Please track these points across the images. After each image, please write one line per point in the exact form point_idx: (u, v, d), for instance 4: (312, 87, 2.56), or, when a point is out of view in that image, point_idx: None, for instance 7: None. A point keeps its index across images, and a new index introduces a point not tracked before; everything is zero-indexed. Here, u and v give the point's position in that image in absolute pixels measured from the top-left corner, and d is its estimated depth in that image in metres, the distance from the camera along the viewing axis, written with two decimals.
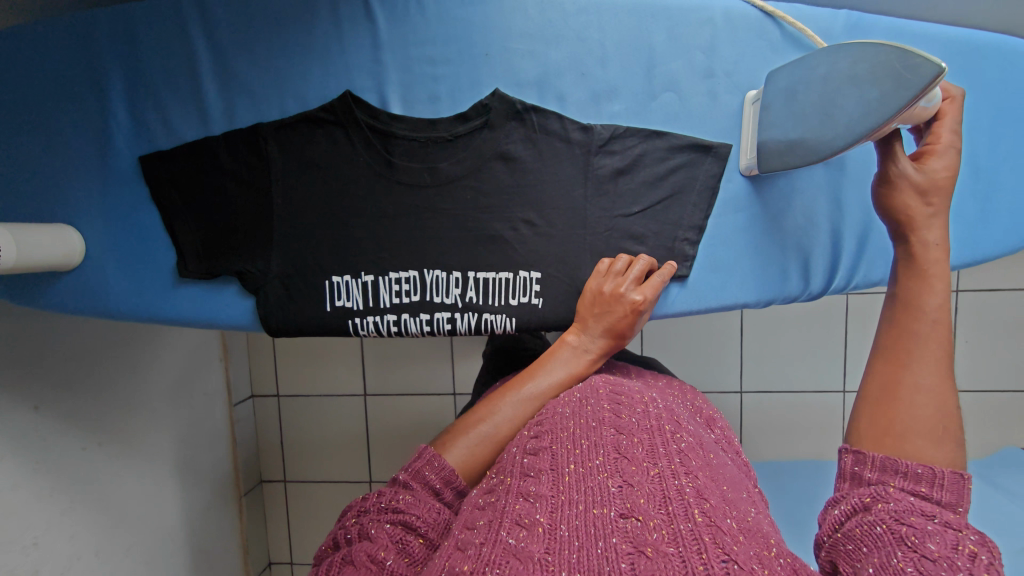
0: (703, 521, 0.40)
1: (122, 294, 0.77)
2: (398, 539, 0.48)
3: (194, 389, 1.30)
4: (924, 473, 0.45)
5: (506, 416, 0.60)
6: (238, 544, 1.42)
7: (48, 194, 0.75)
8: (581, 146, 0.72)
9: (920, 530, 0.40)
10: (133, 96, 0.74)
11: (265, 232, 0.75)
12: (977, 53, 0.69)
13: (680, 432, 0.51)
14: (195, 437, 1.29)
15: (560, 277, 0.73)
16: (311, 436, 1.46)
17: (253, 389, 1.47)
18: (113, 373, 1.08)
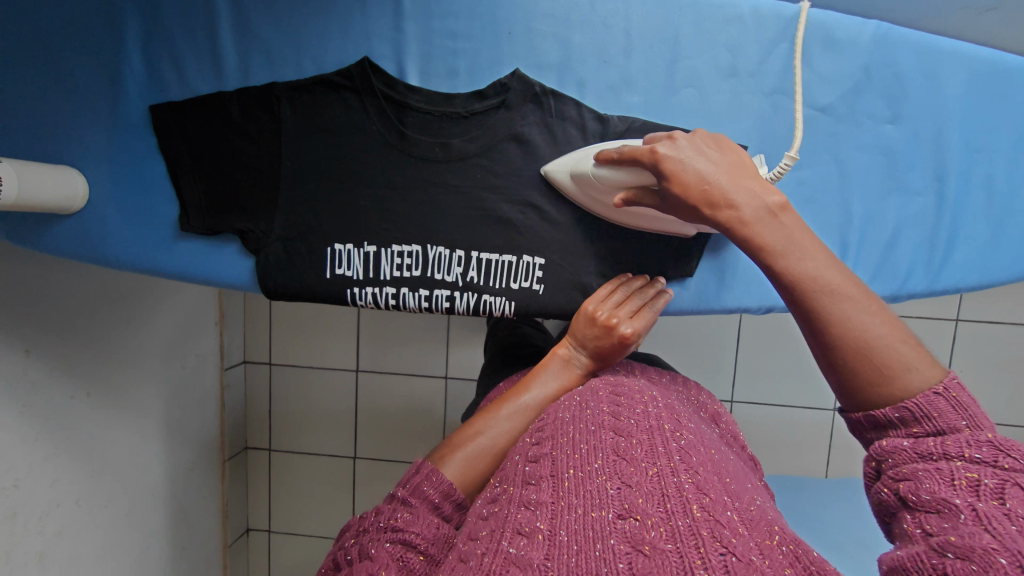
0: (702, 516, 0.39)
1: (124, 244, 0.77)
2: (398, 557, 0.47)
3: (187, 349, 1.29)
4: (906, 414, 0.42)
5: (500, 432, 0.59)
6: (218, 506, 1.43)
7: (55, 134, 0.74)
8: (594, 136, 0.70)
9: (913, 483, 0.38)
10: (148, 42, 0.73)
11: (271, 193, 0.74)
12: (1005, 76, 0.68)
13: (681, 430, 0.49)
14: (184, 397, 1.29)
15: (563, 265, 0.73)
16: (299, 407, 1.46)
17: (246, 354, 1.47)
18: (107, 326, 1.07)
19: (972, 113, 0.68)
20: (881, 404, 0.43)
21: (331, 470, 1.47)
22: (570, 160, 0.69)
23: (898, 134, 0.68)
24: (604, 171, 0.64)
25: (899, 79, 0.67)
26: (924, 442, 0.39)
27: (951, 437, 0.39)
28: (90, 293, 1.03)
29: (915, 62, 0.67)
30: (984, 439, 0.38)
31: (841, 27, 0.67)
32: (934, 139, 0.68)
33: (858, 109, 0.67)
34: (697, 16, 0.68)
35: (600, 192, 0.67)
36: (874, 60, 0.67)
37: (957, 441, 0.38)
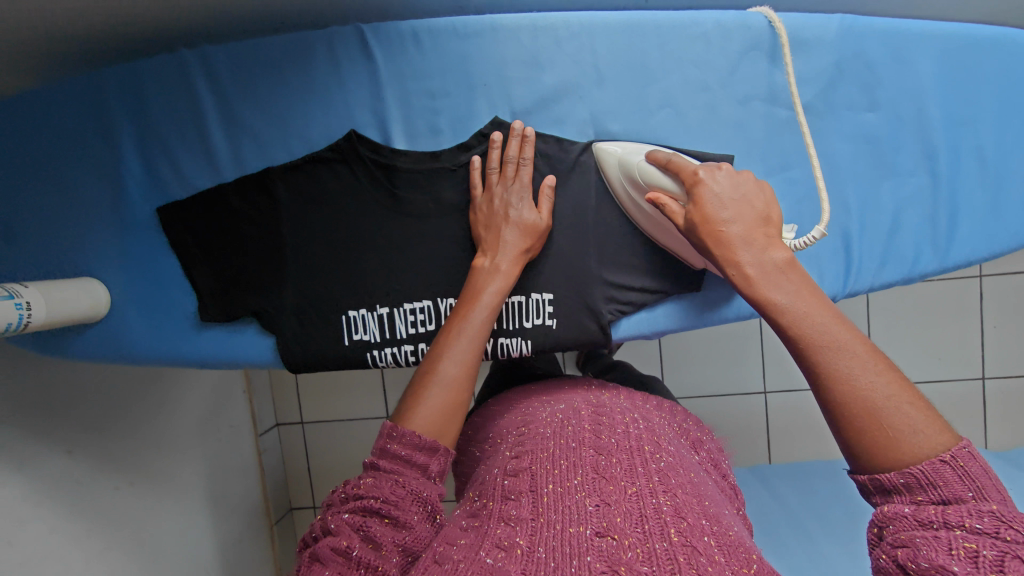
0: (679, 541, 0.42)
1: (147, 339, 0.79)
2: (360, 526, 0.49)
3: (219, 422, 1.32)
4: (911, 480, 0.42)
5: (456, 359, 0.61)
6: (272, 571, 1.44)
7: (72, 249, 0.78)
8: (581, 167, 0.72)
9: (912, 553, 0.39)
10: (145, 149, 0.77)
11: (280, 272, 0.77)
12: (975, 47, 0.68)
13: (659, 452, 0.52)
14: (224, 470, 1.31)
15: (572, 296, 0.73)
16: (337, 463, 1.48)
17: (278, 418, 1.49)
18: (138, 415, 1.10)
19: (950, 88, 0.68)
20: (884, 469, 0.44)
21: None
22: (621, 147, 0.70)
23: (880, 121, 0.68)
24: (650, 170, 0.65)
25: (871, 68, 0.68)
26: (926, 510, 0.41)
27: (953, 507, 0.40)
28: (118, 384, 1.07)
29: (883, 49, 0.68)
30: (987, 509, 0.39)
31: (806, 27, 0.68)
32: (917, 120, 0.68)
33: (836, 103, 0.68)
34: (663, 40, 0.69)
35: (636, 189, 0.68)
36: (843, 53, 0.68)
37: (959, 512, 0.39)
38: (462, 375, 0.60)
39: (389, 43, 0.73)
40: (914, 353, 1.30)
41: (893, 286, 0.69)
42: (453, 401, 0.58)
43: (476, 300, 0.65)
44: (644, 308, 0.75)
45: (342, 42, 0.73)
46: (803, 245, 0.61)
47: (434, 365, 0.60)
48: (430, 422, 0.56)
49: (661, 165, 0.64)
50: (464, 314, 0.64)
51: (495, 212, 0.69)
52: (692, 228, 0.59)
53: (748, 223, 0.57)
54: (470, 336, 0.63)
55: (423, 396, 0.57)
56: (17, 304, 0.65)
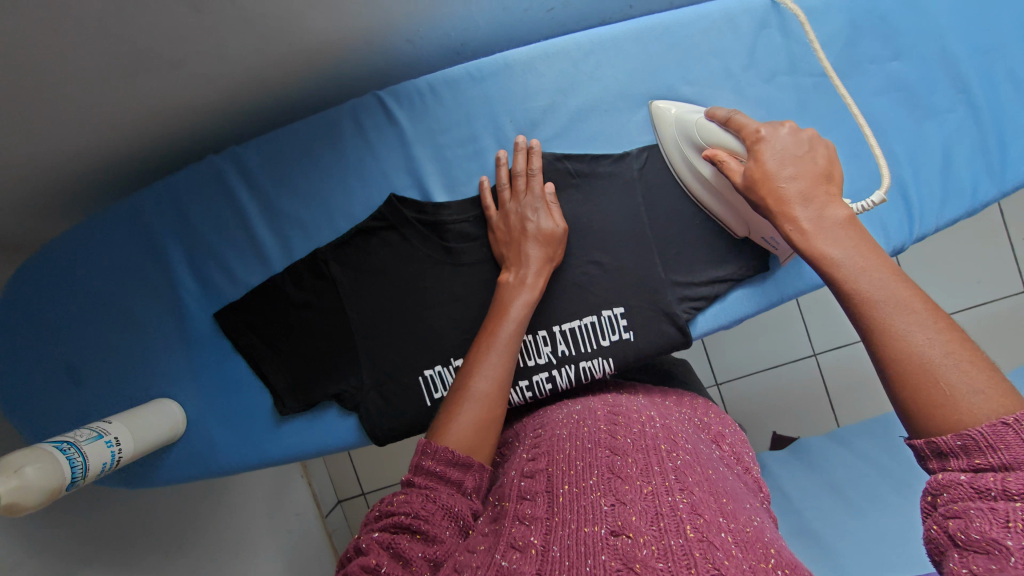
0: (694, 536, 0.39)
1: (232, 448, 0.78)
2: (389, 543, 0.47)
3: (288, 510, 1.28)
4: (969, 442, 0.39)
5: (487, 374, 0.61)
6: None
7: (142, 374, 0.78)
8: (622, 176, 0.73)
9: (964, 522, 0.36)
10: (194, 259, 0.77)
11: (349, 349, 0.76)
12: None
13: (676, 450, 0.49)
14: (302, 558, 1.28)
15: (642, 305, 0.73)
16: None
17: (339, 494, 1.45)
18: (207, 521, 1.08)
19: (966, 21, 0.69)
20: (939, 431, 0.41)
21: None
22: (683, 107, 0.70)
23: (906, 67, 0.69)
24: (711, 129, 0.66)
25: (884, 19, 0.69)
26: (984, 477, 0.37)
27: (1014, 474, 0.36)
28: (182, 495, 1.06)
29: None
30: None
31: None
32: (942, 58, 0.69)
33: (858, 60, 0.69)
34: (675, 38, 0.71)
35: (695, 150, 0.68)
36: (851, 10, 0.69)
37: (1022, 480, 0.35)
38: (494, 391, 0.60)
39: (412, 103, 0.74)
40: (955, 285, 1.29)
41: (960, 222, 0.69)
42: (485, 417, 0.58)
43: (506, 315, 0.65)
44: (716, 302, 0.74)
45: (366, 113, 0.74)
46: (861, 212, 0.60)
47: (466, 382, 0.61)
48: (464, 438, 0.56)
49: (721, 122, 0.65)
50: (493, 329, 0.65)
51: (514, 227, 0.69)
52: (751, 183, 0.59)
53: (810, 180, 0.56)
54: (498, 350, 0.63)
55: (455, 413, 0.58)
56: (108, 442, 0.65)
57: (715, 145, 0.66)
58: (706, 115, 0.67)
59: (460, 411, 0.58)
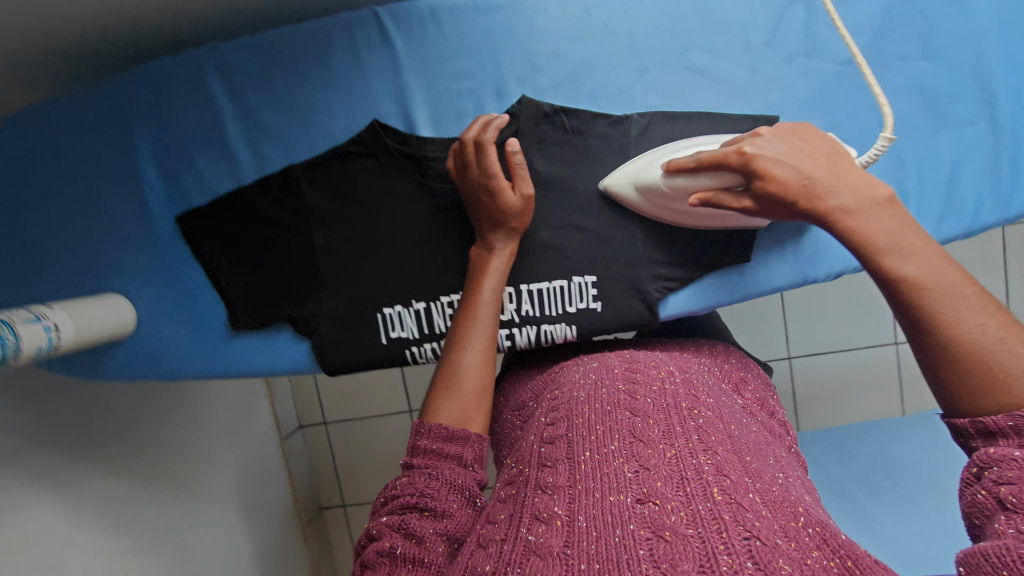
0: (722, 499, 0.39)
1: (184, 355, 0.77)
2: (400, 525, 0.49)
3: (247, 428, 1.30)
4: (1021, 423, 0.40)
5: (475, 347, 0.62)
6: (309, 569, 1.45)
7: (97, 267, 0.75)
8: (617, 140, 0.68)
9: (1015, 488, 0.37)
10: (162, 157, 0.74)
11: (311, 274, 0.74)
12: None
13: (697, 407, 0.49)
14: (256, 475, 1.30)
15: (615, 277, 0.70)
16: (367, 460, 1.48)
17: (301, 420, 1.48)
18: (162, 425, 1.07)
19: (1009, 29, 0.64)
20: (988, 411, 0.42)
21: None
22: (634, 170, 0.66)
23: (934, 69, 0.65)
24: (678, 180, 0.61)
25: (923, 14, 0.64)
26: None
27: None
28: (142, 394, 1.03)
29: None
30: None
31: None
32: (975, 65, 0.65)
33: (887, 53, 0.64)
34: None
35: (672, 199, 0.64)
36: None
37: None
38: (481, 363, 0.62)
39: (410, 26, 0.69)
40: None
41: (954, 242, 0.67)
42: (474, 391, 0.60)
43: (481, 283, 0.65)
44: (689, 287, 0.72)
45: (360, 29, 0.69)
46: (872, 160, 0.58)
47: (455, 358, 0.62)
48: (456, 414, 0.58)
49: (688, 171, 0.60)
50: (474, 305, 0.65)
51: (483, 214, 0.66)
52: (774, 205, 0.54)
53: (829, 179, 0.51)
54: (481, 326, 0.64)
55: (442, 393, 0.59)
56: (46, 327, 0.62)
57: (698, 188, 0.60)
58: (665, 174, 0.62)
59: (451, 389, 0.59)
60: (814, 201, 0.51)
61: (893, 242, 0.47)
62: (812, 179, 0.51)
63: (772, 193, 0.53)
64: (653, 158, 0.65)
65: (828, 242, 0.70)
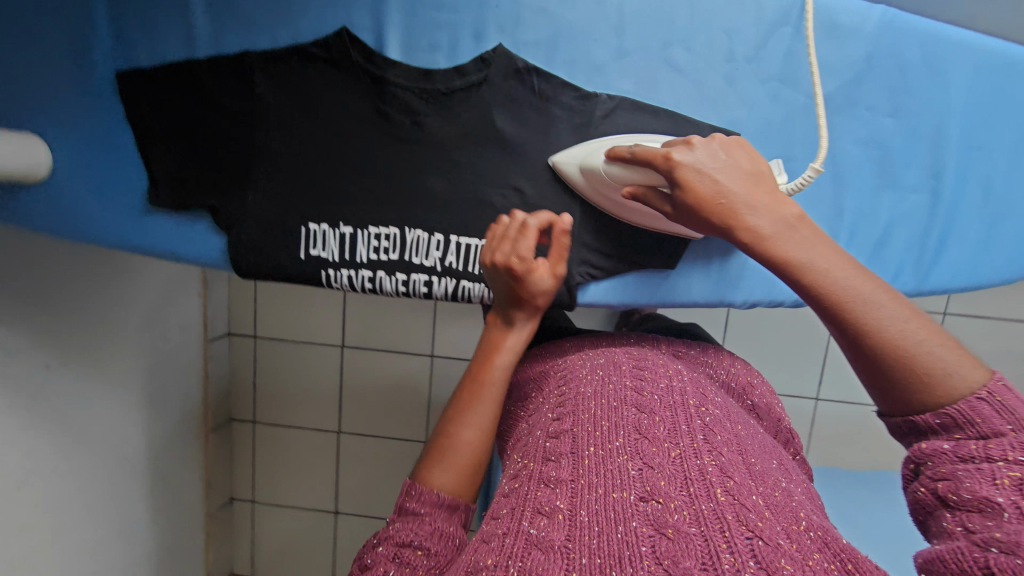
0: (726, 500, 0.40)
1: (100, 220, 0.74)
2: (395, 556, 0.51)
3: (169, 320, 1.25)
4: (947, 419, 0.41)
5: (475, 424, 0.59)
6: (201, 475, 1.43)
7: (20, 104, 0.70)
8: (580, 116, 0.67)
9: (953, 483, 0.39)
10: (116, 6, 0.69)
11: (245, 170, 0.71)
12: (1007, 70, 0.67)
13: (705, 406, 0.50)
14: (166, 368, 1.26)
15: (544, 252, 0.70)
16: (287, 384, 1.46)
17: (231, 326, 1.45)
18: (83, 289, 1.01)
19: (973, 109, 0.67)
20: (915, 410, 0.42)
21: (316, 443, 1.49)
22: (582, 152, 0.66)
23: (896, 128, 0.66)
24: (614, 168, 0.62)
25: (902, 71, 0.65)
26: (966, 445, 0.39)
27: (995, 440, 0.39)
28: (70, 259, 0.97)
29: (918, 51, 0.65)
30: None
31: (844, 12, 0.64)
32: (935, 135, 0.66)
33: (857, 100, 0.65)
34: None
35: (611, 188, 0.65)
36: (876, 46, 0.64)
37: (1003, 445, 0.38)
38: (479, 441, 0.59)
39: None
40: None
41: None
42: (469, 470, 0.58)
43: (491, 362, 0.63)
44: (610, 279, 0.71)
45: None
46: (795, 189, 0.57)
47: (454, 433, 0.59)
48: (449, 484, 0.56)
49: (624, 160, 0.60)
50: (478, 377, 0.62)
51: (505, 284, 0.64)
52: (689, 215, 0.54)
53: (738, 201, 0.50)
54: (485, 403, 0.60)
55: (434, 467, 0.57)
56: None
57: (632, 180, 0.61)
58: (607, 161, 0.63)
59: (449, 462, 0.57)
60: (717, 214, 0.51)
61: (810, 259, 0.46)
62: (725, 193, 0.51)
63: (685, 200, 0.53)
64: (603, 143, 0.65)
65: (751, 270, 0.73)
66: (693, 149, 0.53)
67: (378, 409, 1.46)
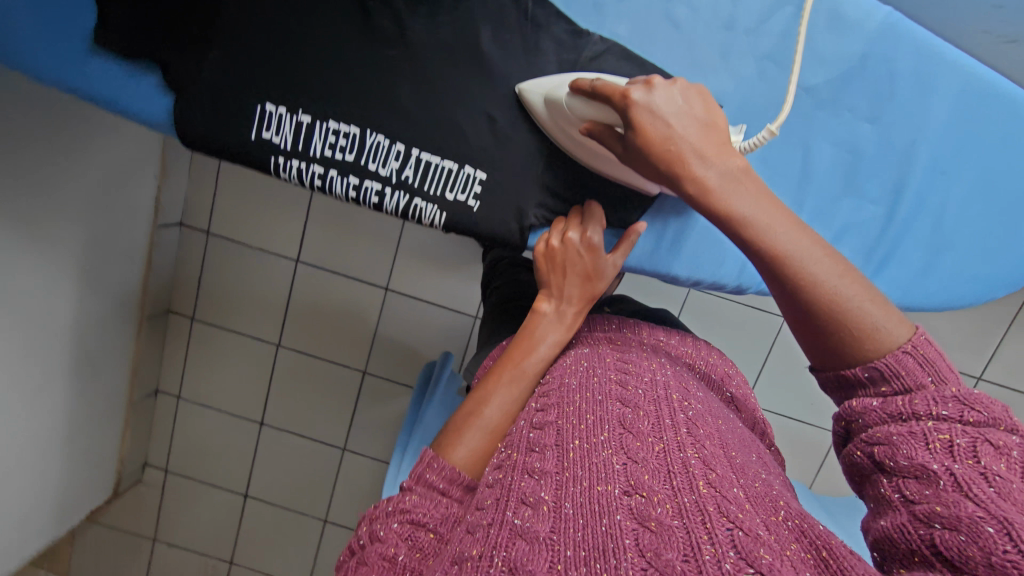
0: (708, 492, 0.39)
1: (28, 48, 0.65)
2: (409, 536, 0.46)
3: (117, 195, 1.17)
4: (874, 373, 0.42)
5: (502, 404, 0.56)
6: (128, 361, 1.38)
7: None
8: (568, 53, 0.66)
9: (890, 449, 0.39)
10: None
11: (207, 30, 0.66)
12: (982, 102, 0.71)
13: (688, 401, 0.50)
14: (107, 243, 1.18)
15: (503, 185, 0.69)
16: (232, 287, 1.42)
17: (184, 216, 1.37)
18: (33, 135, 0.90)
19: (946, 135, 0.71)
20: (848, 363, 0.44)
21: (252, 353, 1.45)
22: (550, 83, 0.64)
23: (872, 134, 0.69)
24: (574, 103, 0.59)
25: (892, 77, 0.68)
26: (894, 401, 0.40)
27: (920, 396, 0.40)
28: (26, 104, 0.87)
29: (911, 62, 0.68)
30: (949, 394, 0.39)
31: (854, 5, 0.66)
32: (907, 151, 0.70)
33: (842, 98, 0.68)
34: None
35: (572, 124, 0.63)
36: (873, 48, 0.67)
37: (927, 401, 0.39)
38: (504, 421, 0.56)
39: None
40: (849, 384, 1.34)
41: None
42: (489, 447, 0.55)
43: (534, 343, 0.61)
44: None
45: None
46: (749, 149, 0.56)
47: (483, 400, 0.57)
48: (468, 458, 0.54)
49: (584, 94, 0.58)
50: (517, 355, 0.60)
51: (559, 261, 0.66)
52: (639, 159, 0.53)
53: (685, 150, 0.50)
54: (520, 381, 0.58)
55: (462, 436, 0.55)
56: None
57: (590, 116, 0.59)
58: (569, 92, 0.60)
59: (476, 428, 0.55)
60: (663, 161, 0.50)
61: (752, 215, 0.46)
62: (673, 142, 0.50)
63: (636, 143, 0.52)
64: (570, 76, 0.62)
65: (694, 247, 0.76)
66: (652, 90, 0.51)
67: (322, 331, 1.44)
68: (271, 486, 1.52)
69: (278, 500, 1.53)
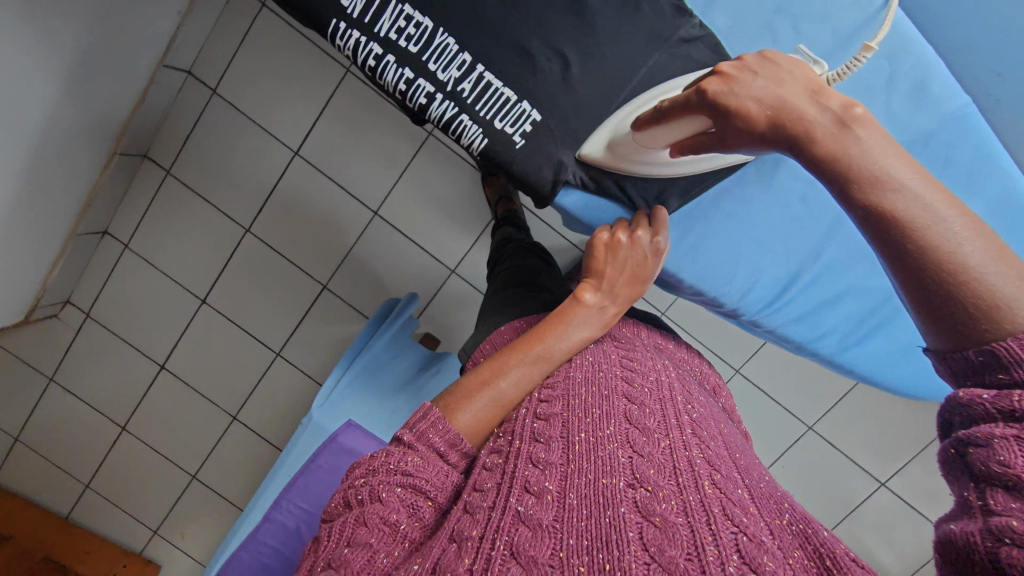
0: (712, 493, 0.42)
1: None
2: (409, 504, 0.46)
3: (135, 14, 1.04)
4: (989, 358, 0.41)
5: (520, 380, 0.56)
6: (84, 196, 1.24)
7: None
8: (661, 27, 0.68)
9: (987, 453, 0.38)
10: None
11: None
12: (1010, 217, 0.80)
13: (691, 404, 0.54)
14: (110, 61, 1.06)
15: (555, 132, 0.68)
16: (222, 155, 1.34)
17: (194, 66, 1.28)
18: None
19: None
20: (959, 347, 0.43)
21: (220, 228, 1.38)
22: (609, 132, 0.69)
23: None
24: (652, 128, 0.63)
25: (942, 164, 0.78)
26: (1007, 397, 0.39)
27: None
28: None
29: (964, 156, 0.78)
30: None
31: (940, 85, 0.75)
32: None
33: None
34: None
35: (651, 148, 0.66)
36: (942, 128, 0.77)
37: None
38: (517, 398, 0.56)
39: None
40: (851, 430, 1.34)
41: (794, 341, 0.84)
42: (496, 419, 0.55)
43: (567, 333, 0.61)
44: (602, 197, 0.75)
45: None
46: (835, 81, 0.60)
47: (503, 370, 0.57)
48: (471, 425, 0.54)
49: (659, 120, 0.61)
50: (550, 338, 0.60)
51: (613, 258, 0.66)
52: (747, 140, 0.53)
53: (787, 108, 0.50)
54: (544, 362, 0.58)
55: (472, 401, 0.54)
56: None
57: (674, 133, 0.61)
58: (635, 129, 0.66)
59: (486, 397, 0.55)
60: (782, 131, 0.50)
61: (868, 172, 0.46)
62: (780, 114, 0.50)
63: (743, 126, 0.52)
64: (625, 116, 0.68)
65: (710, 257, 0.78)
66: (732, 79, 0.53)
67: (299, 232, 1.38)
68: (193, 366, 1.47)
69: (196, 382, 1.47)
